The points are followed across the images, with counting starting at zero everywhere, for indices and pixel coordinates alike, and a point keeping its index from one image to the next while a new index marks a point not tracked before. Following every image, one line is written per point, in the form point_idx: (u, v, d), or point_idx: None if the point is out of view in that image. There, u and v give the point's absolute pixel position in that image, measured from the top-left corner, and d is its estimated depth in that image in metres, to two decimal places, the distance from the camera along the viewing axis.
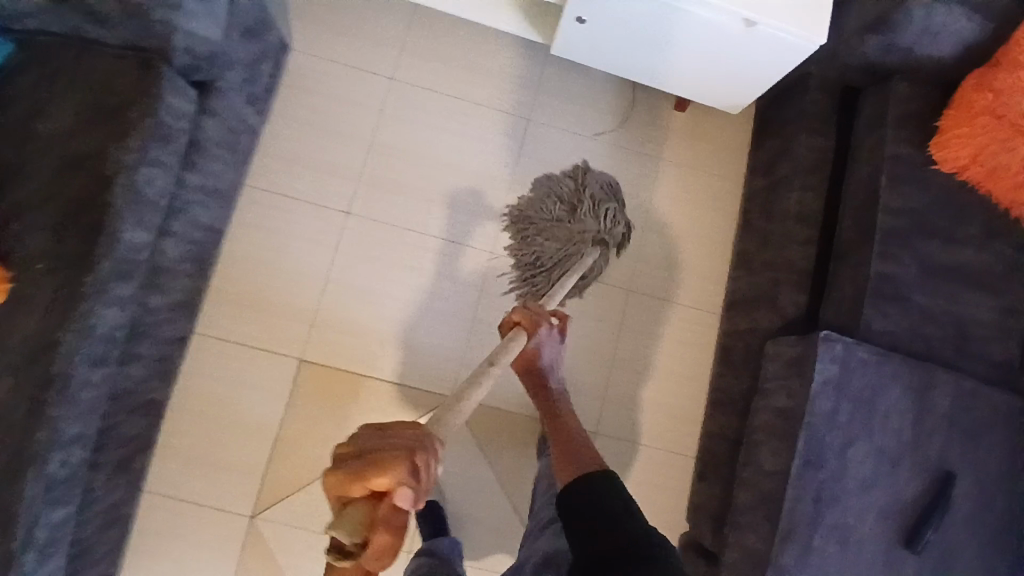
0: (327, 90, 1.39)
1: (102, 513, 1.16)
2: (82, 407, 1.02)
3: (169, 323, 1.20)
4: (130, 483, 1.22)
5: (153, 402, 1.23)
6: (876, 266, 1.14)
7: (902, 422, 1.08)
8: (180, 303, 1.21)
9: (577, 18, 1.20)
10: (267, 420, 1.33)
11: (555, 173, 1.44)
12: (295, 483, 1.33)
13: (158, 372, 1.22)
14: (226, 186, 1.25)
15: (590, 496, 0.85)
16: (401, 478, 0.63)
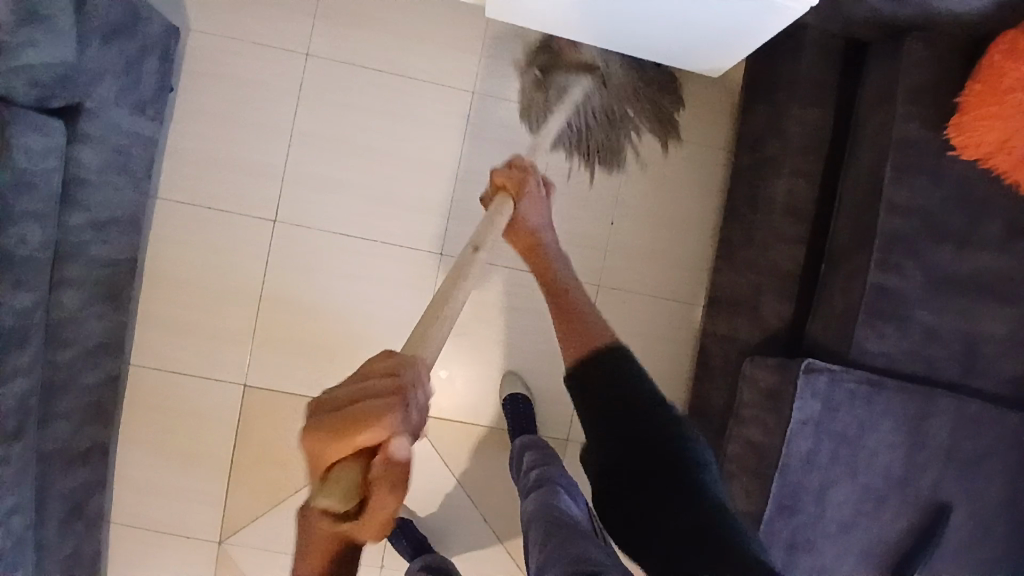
0: (231, 73, 1.16)
1: (62, 562, 1.08)
2: (12, 480, 0.91)
3: (88, 367, 1.07)
4: (86, 528, 1.13)
5: (94, 446, 1.11)
6: (876, 275, 0.97)
7: (889, 456, 0.98)
8: (94, 346, 1.08)
9: None
10: (216, 448, 1.22)
11: (510, 154, 1.23)
12: (255, 511, 1.23)
13: (89, 415, 1.09)
14: (126, 210, 1.08)
15: (604, 381, 0.77)
16: (392, 431, 0.43)
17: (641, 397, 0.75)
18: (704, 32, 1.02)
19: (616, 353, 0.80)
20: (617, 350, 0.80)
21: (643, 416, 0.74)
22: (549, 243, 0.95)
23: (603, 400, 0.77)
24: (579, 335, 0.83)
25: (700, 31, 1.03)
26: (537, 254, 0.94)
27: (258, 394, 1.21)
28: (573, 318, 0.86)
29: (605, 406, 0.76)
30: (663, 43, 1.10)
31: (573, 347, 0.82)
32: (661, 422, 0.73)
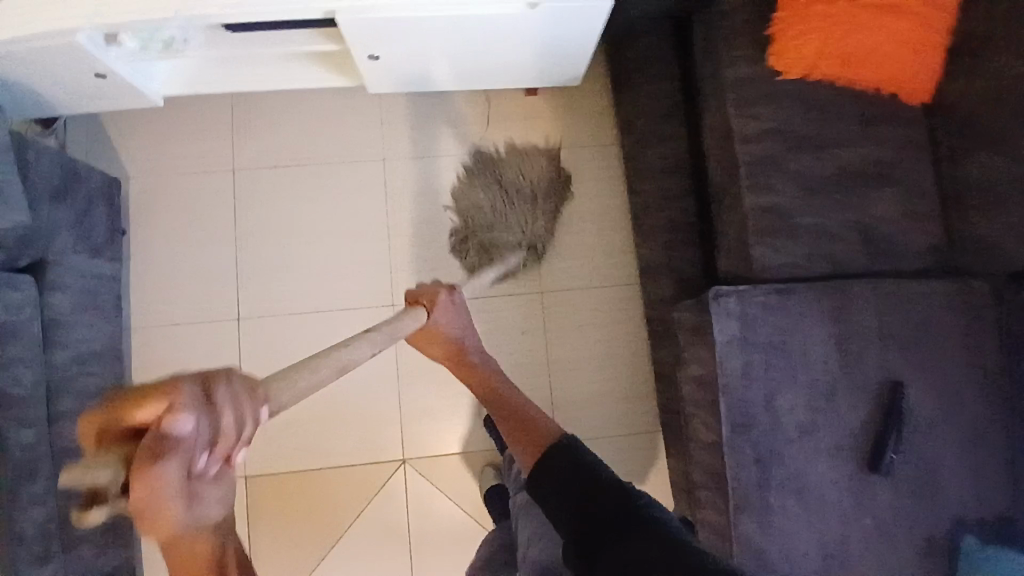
0: (170, 203, 1.31)
1: None
2: None
3: None
4: None
5: (121, 564, 1.19)
6: (752, 198, 1.06)
7: (824, 352, 1.04)
8: None
9: (369, 56, 1.13)
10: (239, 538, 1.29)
11: (429, 201, 1.38)
12: None
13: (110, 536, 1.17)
14: (104, 344, 1.19)
15: (556, 469, 0.75)
16: (177, 400, 0.36)
17: (592, 477, 0.72)
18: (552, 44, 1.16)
19: (565, 444, 0.78)
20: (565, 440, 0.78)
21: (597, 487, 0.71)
22: (473, 348, 1.03)
23: (558, 485, 0.74)
24: (538, 435, 0.84)
25: (550, 43, 1.17)
26: (465, 359, 1.03)
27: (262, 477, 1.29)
28: (532, 426, 0.87)
29: (561, 490, 0.73)
30: (526, 66, 1.24)
31: (531, 453, 0.82)
32: (614, 494, 0.69)
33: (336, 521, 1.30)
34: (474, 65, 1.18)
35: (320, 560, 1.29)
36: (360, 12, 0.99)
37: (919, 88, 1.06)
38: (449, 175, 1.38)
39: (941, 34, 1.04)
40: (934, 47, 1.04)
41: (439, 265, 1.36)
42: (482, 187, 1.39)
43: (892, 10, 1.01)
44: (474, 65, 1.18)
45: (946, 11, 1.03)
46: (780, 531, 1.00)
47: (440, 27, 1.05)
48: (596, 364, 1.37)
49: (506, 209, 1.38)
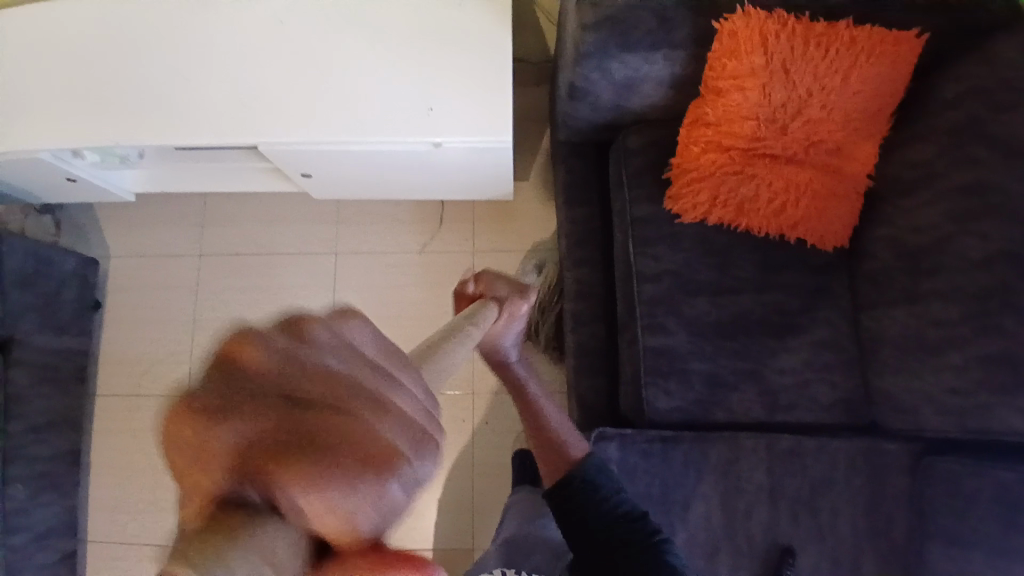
0: (141, 280, 1.45)
1: None
2: None
3: (39, 548, 1.26)
4: None
5: None
6: (644, 337, 1.05)
7: (705, 509, 1.00)
8: (48, 528, 1.28)
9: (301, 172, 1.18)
10: None
11: (371, 295, 1.44)
12: None
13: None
14: (60, 413, 1.32)
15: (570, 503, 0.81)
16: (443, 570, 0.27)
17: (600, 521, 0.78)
18: (472, 177, 1.20)
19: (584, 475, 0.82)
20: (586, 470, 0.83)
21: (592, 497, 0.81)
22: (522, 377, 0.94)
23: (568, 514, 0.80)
24: (557, 453, 0.88)
25: (470, 175, 1.21)
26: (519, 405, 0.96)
27: None
28: (550, 442, 0.90)
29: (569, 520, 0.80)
30: (454, 195, 1.28)
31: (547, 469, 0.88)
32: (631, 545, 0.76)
33: None
34: (404, 185, 1.24)
35: None
36: (279, 143, 1.04)
37: (828, 234, 1.02)
38: (393, 272, 1.45)
39: (852, 183, 0.99)
40: (843, 198, 1.01)
41: None
42: (424, 284, 1.44)
43: (793, 160, 0.99)
44: (404, 186, 1.24)
45: (859, 160, 0.98)
46: None
47: (359, 156, 1.10)
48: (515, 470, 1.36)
49: (445, 308, 1.43)
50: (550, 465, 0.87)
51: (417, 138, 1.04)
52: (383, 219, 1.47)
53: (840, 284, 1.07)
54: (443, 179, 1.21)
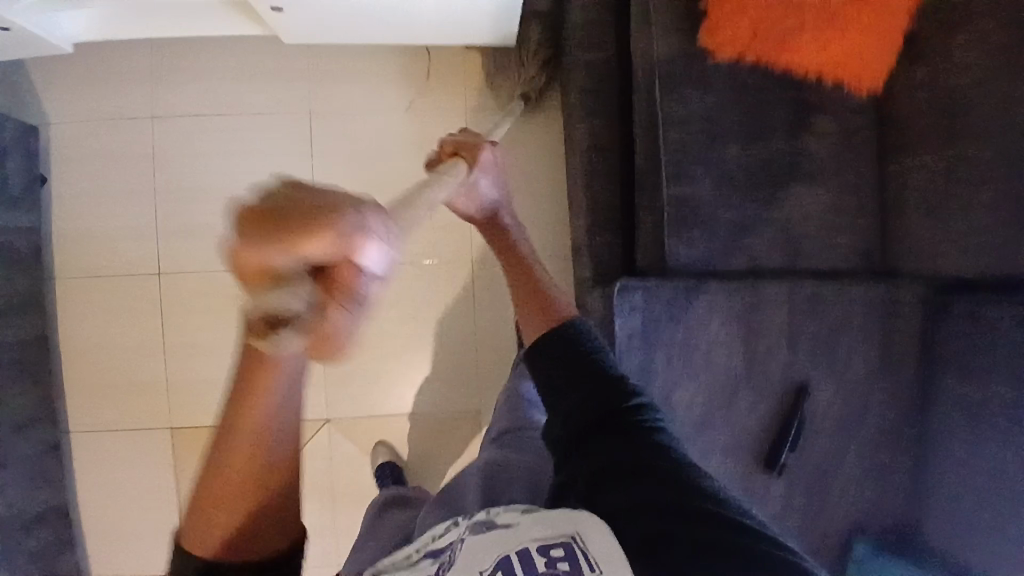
0: (93, 151, 1.30)
1: None
2: None
3: (21, 440, 1.19)
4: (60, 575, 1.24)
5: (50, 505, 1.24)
6: (669, 187, 1.00)
7: (727, 354, 1.00)
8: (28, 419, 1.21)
9: (271, 7, 1.00)
10: (163, 480, 1.31)
11: (356, 158, 1.33)
12: None
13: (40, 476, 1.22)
14: (27, 297, 1.22)
15: (566, 350, 0.68)
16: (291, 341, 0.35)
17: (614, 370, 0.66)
18: (474, 19, 1.09)
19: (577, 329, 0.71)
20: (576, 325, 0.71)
21: (599, 358, 0.68)
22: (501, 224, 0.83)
23: (568, 373, 0.66)
24: (545, 305, 0.77)
25: (469, 12, 1.07)
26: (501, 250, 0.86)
27: (183, 432, 1.31)
28: (540, 296, 0.78)
29: (567, 375, 0.66)
30: (451, 39, 1.17)
31: (534, 324, 0.75)
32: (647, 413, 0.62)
33: (253, 467, 1.32)
34: (392, 26, 1.10)
35: None
36: None
37: (864, 73, 0.99)
38: (377, 134, 1.33)
39: (895, 15, 0.96)
40: (881, 32, 0.96)
41: None
42: (413, 146, 1.33)
43: None
44: (392, 26, 1.10)
45: None
46: None
47: None
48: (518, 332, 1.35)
49: (438, 171, 1.34)
50: (541, 321, 0.75)
51: None
52: (364, 74, 1.32)
53: (867, 127, 1.04)
54: (438, 16, 1.06)
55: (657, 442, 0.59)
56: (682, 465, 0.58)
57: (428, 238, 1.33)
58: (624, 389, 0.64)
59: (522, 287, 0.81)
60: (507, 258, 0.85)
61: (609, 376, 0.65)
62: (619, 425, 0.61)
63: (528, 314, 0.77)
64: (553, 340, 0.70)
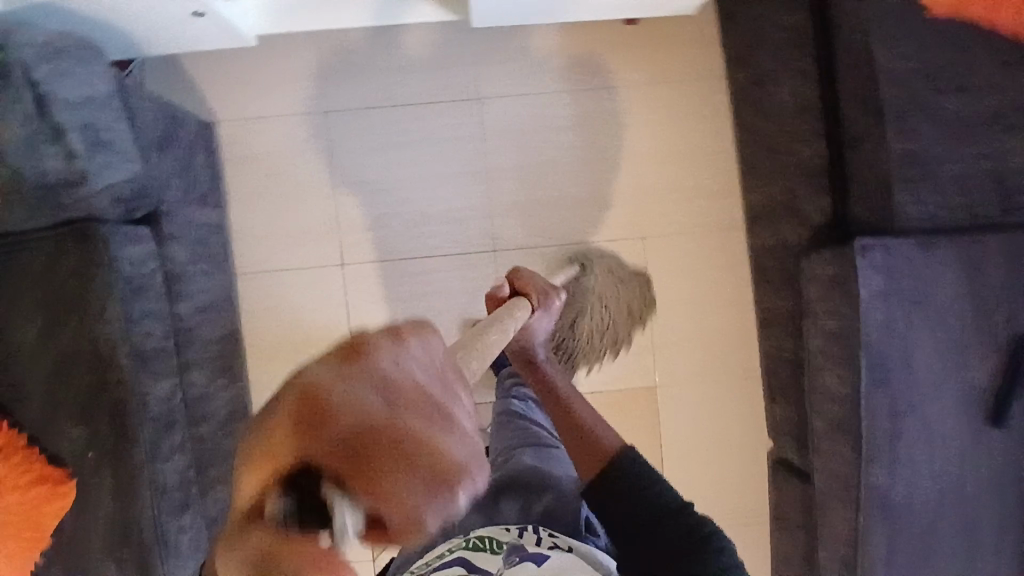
0: (264, 147, 1.29)
1: None
2: (190, 542, 1.08)
3: (227, 431, 1.22)
4: None
5: None
6: (894, 148, 1.02)
7: (960, 308, 1.03)
8: (231, 411, 1.24)
9: None
10: None
11: (522, 141, 1.34)
12: None
13: None
14: (219, 294, 1.22)
15: (629, 493, 0.89)
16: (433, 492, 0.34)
17: (662, 500, 0.88)
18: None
19: (632, 459, 0.93)
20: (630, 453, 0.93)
21: (664, 505, 0.88)
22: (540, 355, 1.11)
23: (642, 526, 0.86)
24: (594, 450, 0.96)
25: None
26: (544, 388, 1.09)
27: None
28: (588, 442, 0.97)
29: (642, 524, 0.86)
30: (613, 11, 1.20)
31: (591, 466, 0.94)
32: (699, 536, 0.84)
33: None
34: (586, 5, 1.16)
35: None
36: None
37: None
38: (542, 118, 1.34)
39: None
40: None
41: (532, 211, 1.35)
42: (578, 127, 1.35)
43: None
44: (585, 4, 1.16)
45: None
46: (908, 483, 1.02)
47: None
48: (689, 308, 1.38)
49: (603, 152, 1.36)
50: (592, 462, 0.94)
51: None
52: (535, 58, 1.34)
53: None
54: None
55: None
56: (630, 547, 0.86)
57: (598, 219, 1.36)
58: (677, 526, 0.85)
59: (568, 426, 1.02)
60: (556, 406, 1.07)
61: (667, 510, 0.87)
62: (648, 532, 0.85)
63: (580, 449, 0.97)
64: (604, 482, 0.90)
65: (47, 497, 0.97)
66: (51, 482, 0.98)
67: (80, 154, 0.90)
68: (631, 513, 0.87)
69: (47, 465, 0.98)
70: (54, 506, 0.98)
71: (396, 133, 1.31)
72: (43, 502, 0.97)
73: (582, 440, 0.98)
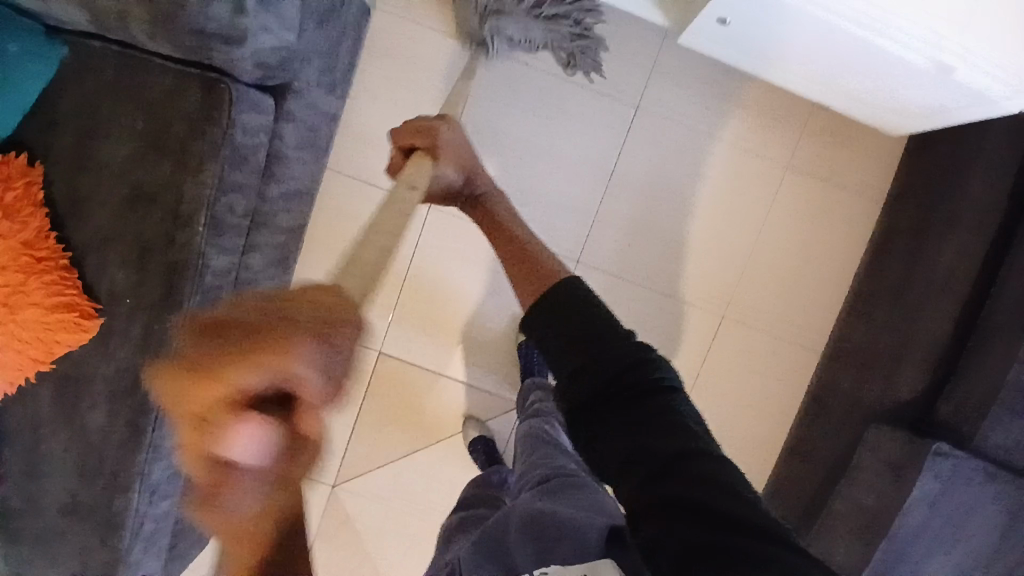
0: (415, 56, 1.22)
1: None
2: None
3: None
4: None
5: None
6: (1015, 374, 0.99)
7: (989, 542, 1.03)
8: (270, 300, 1.17)
9: (717, 17, 1.01)
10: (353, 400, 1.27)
11: (658, 169, 1.29)
12: (372, 463, 1.28)
13: None
14: (306, 184, 1.14)
15: (561, 314, 0.76)
16: None
17: (595, 316, 0.75)
18: (891, 86, 1.01)
19: (570, 290, 0.78)
20: (571, 284, 0.79)
21: (598, 320, 0.75)
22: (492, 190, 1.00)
23: (575, 347, 0.74)
24: (534, 276, 0.86)
25: (877, 94, 1.07)
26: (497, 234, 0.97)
27: (392, 363, 1.27)
28: (528, 261, 0.89)
29: (577, 352, 0.73)
30: (856, 86, 1.06)
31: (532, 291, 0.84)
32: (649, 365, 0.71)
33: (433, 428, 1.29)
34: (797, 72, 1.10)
35: (417, 448, 1.29)
36: None
37: None
38: (688, 156, 1.29)
39: None
40: None
41: (635, 242, 1.30)
42: (718, 181, 1.30)
43: None
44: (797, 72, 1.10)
45: None
46: None
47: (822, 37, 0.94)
48: (733, 399, 1.34)
49: (728, 215, 1.31)
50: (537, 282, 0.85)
51: (924, 53, 0.88)
52: (711, 95, 1.28)
53: None
54: (859, 89, 1.06)
55: (705, 466, 0.64)
56: (624, 441, 0.68)
57: (691, 276, 1.32)
58: (617, 345, 0.72)
59: (513, 259, 0.93)
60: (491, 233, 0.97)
61: (627, 356, 0.71)
62: (625, 404, 0.69)
63: (527, 282, 0.86)
64: (536, 324, 0.78)
65: (69, 326, 0.91)
66: (78, 313, 0.92)
67: (249, 11, 0.81)
68: (563, 342, 0.75)
69: (80, 294, 0.92)
70: (71, 337, 0.92)
71: (545, 105, 1.27)
72: (62, 329, 0.91)
73: (528, 274, 0.87)
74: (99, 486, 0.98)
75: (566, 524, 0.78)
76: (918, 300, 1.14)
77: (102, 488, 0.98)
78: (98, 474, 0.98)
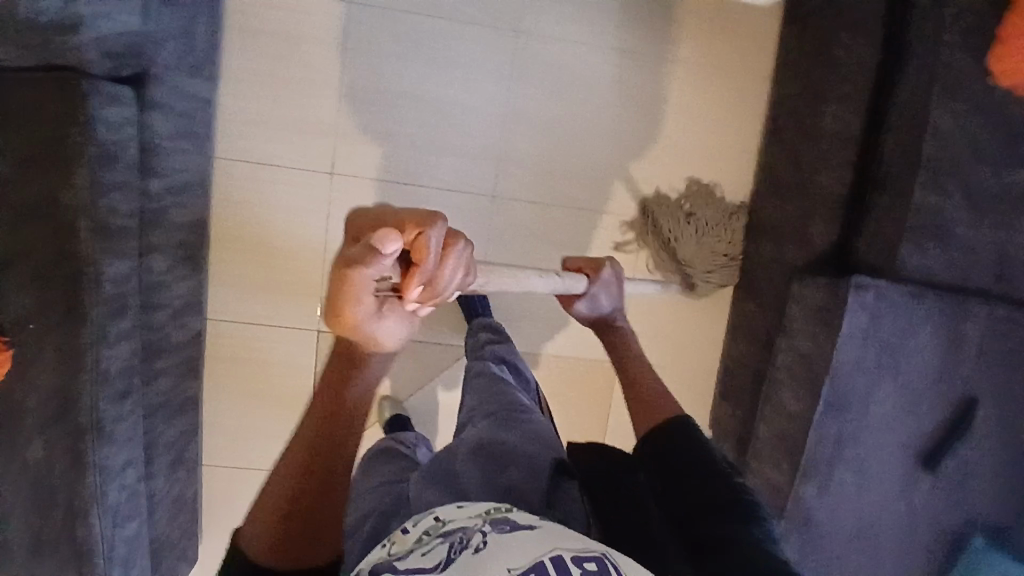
0: (285, 27, 1.21)
1: (170, 501, 1.17)
2: (124, 436, 1.01)
3: (181, 322, 1.15)
4: (189, 465, 1.23)
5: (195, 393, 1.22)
6: (917, 200, 1.04)
7: (926, 363, 1.08)
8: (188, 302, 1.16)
9: None
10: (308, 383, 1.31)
11: (550, 89, 1.30)
12: None
13: (187, 369, 1.18)
14: (195, 173, 1.14)
15: (671, 443, 0.85)
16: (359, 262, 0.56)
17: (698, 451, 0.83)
18: None
19: (679, 431, 0.86)
20: (683, 426, 0.87)
21: (698, 454, 0.82)
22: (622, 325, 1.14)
23: (676, 463, 0.81)
24: (653, 408, 0.93)
25: None
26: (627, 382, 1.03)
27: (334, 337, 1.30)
28: (647, 402, 0.94)
29: (675, 465, 0.81)
30: None
31: (645, 419, 0.92)
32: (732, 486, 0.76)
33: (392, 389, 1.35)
34: None
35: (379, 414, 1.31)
36: None
37: None
38: (576, 70, 1.30)
39: None
40: None
41: (545, 168, 1.32)
42: (612, 90, 1.31)
43: None
44: None
45: None
46: (832, 504, 1.10)
47: None
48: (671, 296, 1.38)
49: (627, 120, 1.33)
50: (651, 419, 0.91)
51: None
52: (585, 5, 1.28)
53: None
54: None
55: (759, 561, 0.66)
56: (685, 528, 0.73)
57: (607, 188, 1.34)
58: (710, 470, 0.79)
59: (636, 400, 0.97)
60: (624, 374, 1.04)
61: (722, 476, 0.78)
62: (697, 502, 0.75)
63: (637, 412, 0.94)
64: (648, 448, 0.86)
65: None
66: None
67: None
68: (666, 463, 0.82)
69: None
70: None
71: (423, 46, 1.24)
72: None
73: (640, 407, 0.94)
74: (58, 517, 0.97)
75: (518, 456, 0.78)
76: (817, 157, 1.18)
77: (62, 517, 0.97)
78: (55, 505, 0.97)
